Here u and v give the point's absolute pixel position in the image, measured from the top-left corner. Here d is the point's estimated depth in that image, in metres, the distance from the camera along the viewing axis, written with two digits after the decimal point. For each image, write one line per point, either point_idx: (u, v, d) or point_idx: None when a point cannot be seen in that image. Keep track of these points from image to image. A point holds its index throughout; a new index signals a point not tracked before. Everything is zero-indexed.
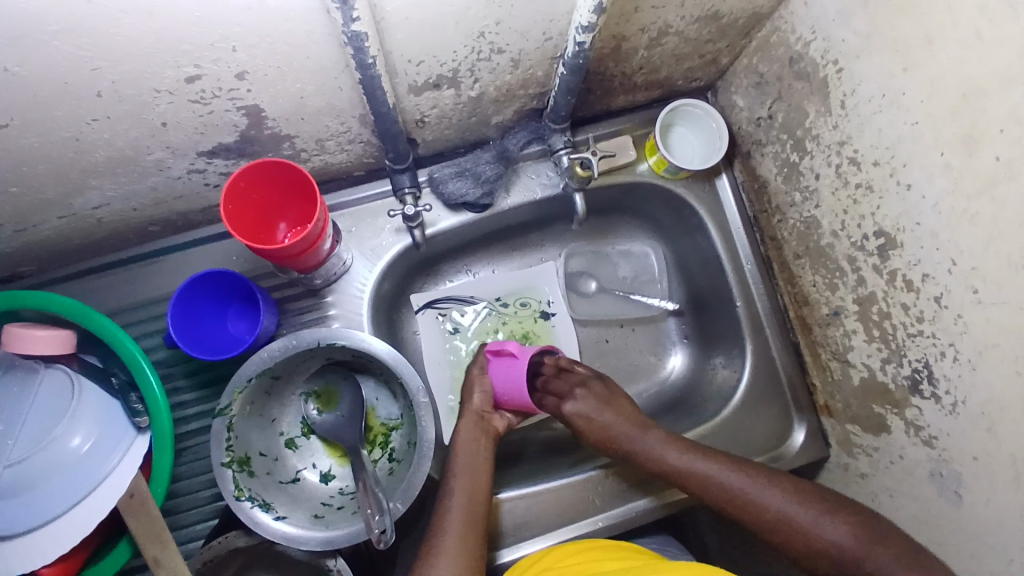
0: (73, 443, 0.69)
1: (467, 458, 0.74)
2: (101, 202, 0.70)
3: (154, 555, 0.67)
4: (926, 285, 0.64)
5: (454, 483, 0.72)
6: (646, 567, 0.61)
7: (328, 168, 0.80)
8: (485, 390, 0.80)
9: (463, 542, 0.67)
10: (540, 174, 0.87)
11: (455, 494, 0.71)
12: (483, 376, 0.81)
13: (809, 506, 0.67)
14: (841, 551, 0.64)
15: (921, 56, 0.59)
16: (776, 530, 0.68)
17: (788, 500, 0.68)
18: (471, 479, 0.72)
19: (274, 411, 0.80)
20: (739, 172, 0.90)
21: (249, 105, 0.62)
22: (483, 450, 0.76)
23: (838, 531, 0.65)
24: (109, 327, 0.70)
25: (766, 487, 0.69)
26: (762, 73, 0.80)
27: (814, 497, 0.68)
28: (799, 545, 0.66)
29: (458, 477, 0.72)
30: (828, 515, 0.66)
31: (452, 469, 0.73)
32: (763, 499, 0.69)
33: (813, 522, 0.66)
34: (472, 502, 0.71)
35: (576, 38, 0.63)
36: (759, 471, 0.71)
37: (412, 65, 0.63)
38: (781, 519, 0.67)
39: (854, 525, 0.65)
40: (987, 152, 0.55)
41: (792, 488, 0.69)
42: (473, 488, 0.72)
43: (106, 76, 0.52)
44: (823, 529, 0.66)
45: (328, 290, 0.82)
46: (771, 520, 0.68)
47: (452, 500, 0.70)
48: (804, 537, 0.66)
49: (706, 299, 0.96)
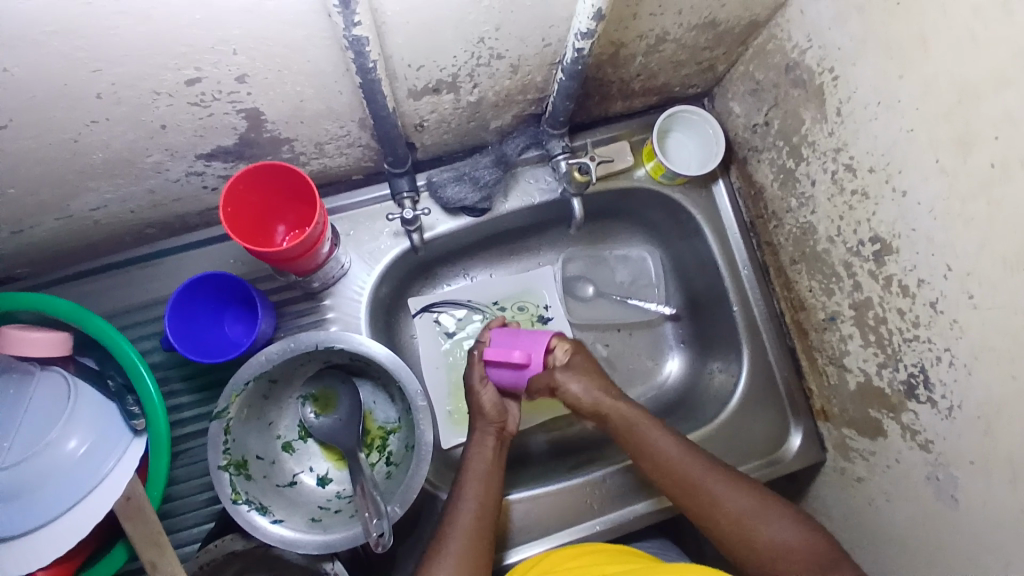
0: (69, 446, 0.69)
1: (480, 464, 0.73)
2: (99, 204, 0.70)
3: (151, 559, 0.68)
4: (921, 290, 0.65)
5: (466, 489, 0.72)
6: (643, 570, 0.62)
7: (326, 171, 0.80)
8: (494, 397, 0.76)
9: (473, 550, 0.67)
10: (538, 179, 0.88)
11: (467, 501, 0.71)
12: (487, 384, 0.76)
13: (772, 512, 0.69)
14: (795, 556, 0.66)
15: (916, 63, 0.60)
16: (734, 531, 0.69)
17: (754, 502, 0.69)
18: (483, 485, 0.72)
19: (272, 414, 0.80)
20: (736, 178, 0.91)
21: (248, 108, 0.62)
22: (497, 457, 0.75)
23: (796, 537, 0.67)
24: (107, 330, 0.70)
25: (734, 489, 0.71)
26: (758, 79, 0.80)
27: (778, 504, 0.70)
28: (756, 548, 0.67)
29: (471, 483, 0.72)
30: (786, 519, 0.68)
31: (464, 474, 0.73)
32: (728, 501, 0.70)
33: (773, 527, 0.68)
34: (484, 508, 0.70)
35: (575, 44, 0.64)
36: (728, 474, 0.72)
37: (411, 70, 0.63)
38: (743, 519, 0.69)
39: (812, 533, 0.67)
40: (981, 156, 0.56)
41: (757, 493, 0.71)
42: (485, 495, 0.71)
43: (106, 78, 0.52)
44: (780, 534, 0.67)
45: (326, 293, 0.82)
46: (731, 520, 0.69)
47: (465, 507, 0.70)
48: (762, 540, 0.67)
49: (702, 303, 0.96)
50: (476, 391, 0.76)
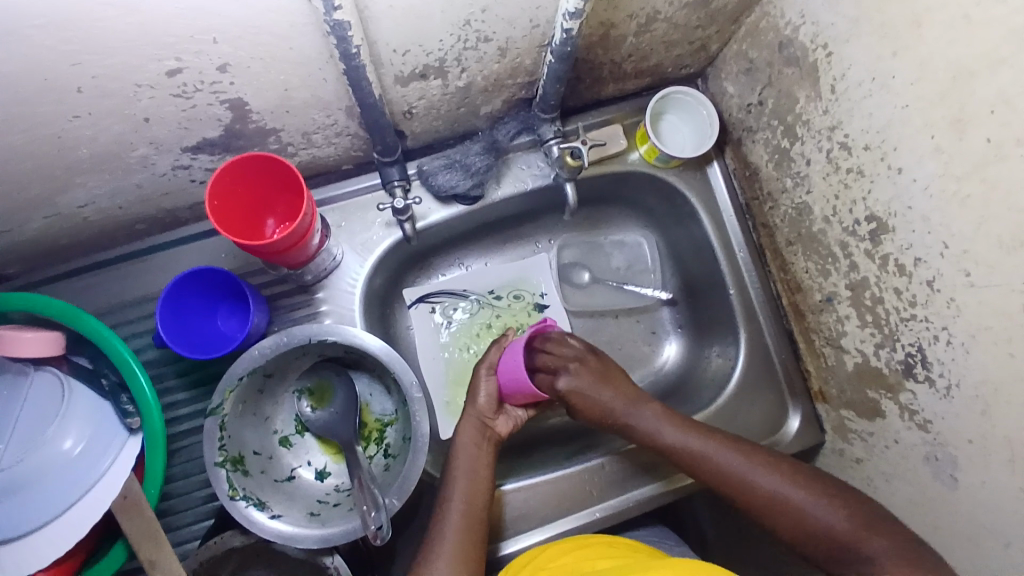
0: (65, 445, 0.69)
1: (468, 463, 0.72)
2: (87, 200, 0.69)
3: (149, 557, 0.67)
4: (918, 269, 0.64)
5: (453, 489, 0.71)
6: (643, 564, 0.61)
7: (316, 162, 0.79)
8: (491, 395, 0.76)
9: (463, 550, 0.67)
10: (531, 165, 0.87)
11: (453, 502, 0.70)
12: (490, 377, 0.77)
13: (807, 489, 0.66)
14: (833, 533, 0.63)
15: (909, 38, 0.58)
16: (769, 510, 0.66)
17: (785, 481, 0.66)
18: (469, 483, 0.71)
19: (268, 410, 0.80)
20: (730, 160, 0.90)
21: (232, 98, 0.61)
22: (487, 457, 0.73)
23: (833, 515, 0.63)
24: (98, 328, 0.70)
25: (763, 466, 0.68)
26: (751, 58, 0.79)
27: (814, 480, 0.66)
28: (793, 526, 0.65)
29: (457, 485, 0.71)
30: (823, 495, 0.65)
31: (453, 472, 0.72)
32: (758, 479, 0.67)
33: (810, 505, 0.64)
34: (471, 510, 0.69)
35: (563, 25, 0.62)
36: (757, 452, 0.69)
37: (397, 55, 0.62)
38: (774, 497, 0.66)
39: (852, 511, 0.63)
40: (976, 135, 0.55)
41: (791, 470, 0.67)
42: (473, 494, 0.71)
43: (86, 71, 0.51)
44: (816, 511, 0.64)
45: (319, 286, 0.82)
46: (764, 499, 0.66)
47: (451, 508, 0.69)
48: (796, 517, 0.64)
49: (699, 287, 0.96)
50: (479, 377, 0.77)
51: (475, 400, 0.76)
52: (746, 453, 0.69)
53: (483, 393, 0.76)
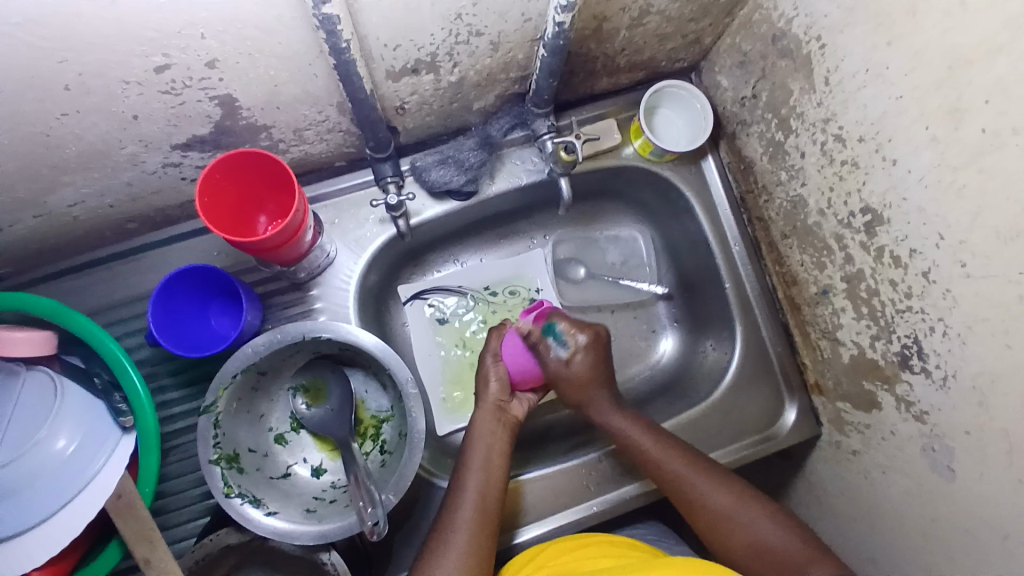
0: (57, 446, 0.68)
1: (481, 454, 0.72)
2: (77, 199, 0.68)
3: (144, 556, 0.67)
4: (914, 261, 0.64)
5: (467, 479, 0.71)
6: (640, 564, 0.61)
7: (308, 158, 0.78)
8: (502, 377, 0.77)
9: (474, 542, 0.66)
10: (525, 160, 0.86)
11: (469, 493, 0.69)
12: (498, 361, 0.78)
13: (756, 511, 0.69)
14: (774, 555, 0.66)
15: (903, 28, 0.58)
16: (716, 526, 0.69)
17: (737, 501, 0.70)
18: (484, 475, 0.71)
19: (263, 407, 0.79)
20: (725, 153, 0.90)
21: (221, 94, 0.60)
22: (502, 446, 0.74)
23: (778, 538, 0.66)
24: (90, 327, 0.69)
25: (720, 483, 0.71)
26: (745, 51, 0.79)
27: (765, 504, 0.70)
28: (737, 545, 0.68)
29: (471, 476, 0.71)
30: (772, 518, 0.68)
31: (467, 464, 0.72)
32: (713, 498, 0.70)
33: (760, 527, 0.68)
34: (484, 501, 0.69)
35: (555, 18, 0.62)
36: (715, 471, 0.73)
37: (388, 49, 0.61)
38: (726, 515, 0.69)
39: (799, 536, 0.67)
40: (972, 124, 0.55)
41: (744, 493, 0.70)
42: (486, 486, 0.70)
43: (72, 68, 0.50)
44: (762, 532, 0.67)
45: (313, 283, 0.81)
46: (712, 516, 0.70)
47: (466, 498, 0.69)
48: (743, 537, 0.68)
49: (695, 281, 0.96)
50: (486, 366, 0.78)
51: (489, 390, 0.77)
52: (708, 470, 0.73)
53: (491, 380, 0.77)
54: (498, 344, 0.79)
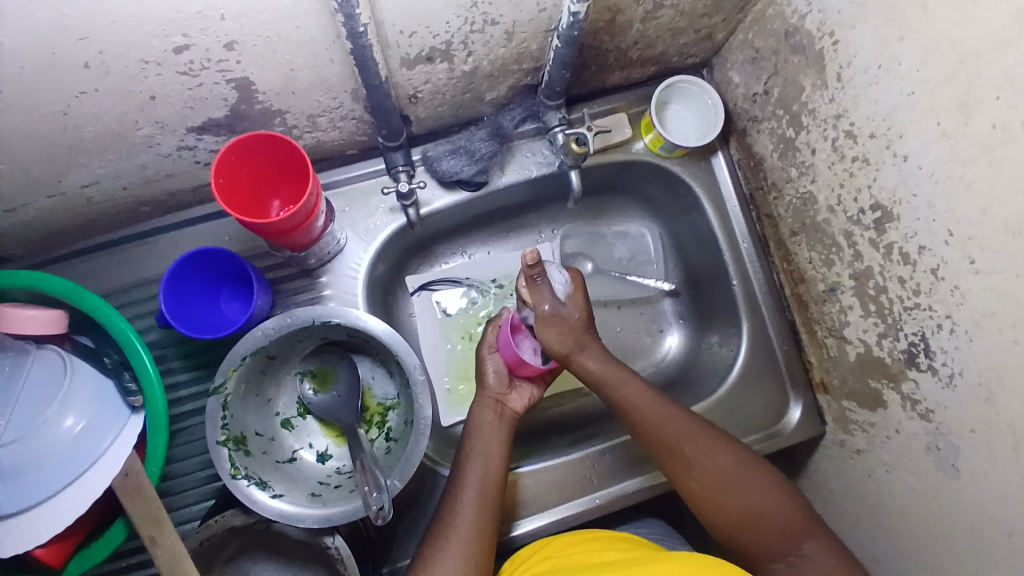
0: (66, 424, 0.69)
1: (481, 443, 0.72)
2: (91, 180, 0.69)
3: (150, 535, 0.66)
4: (922, 257, 0.64)
5: (467, 467, 0.71)
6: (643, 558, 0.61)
7: (320, 146, 0.79)
8: (496, 371, 0.78)
9: (474, 530, 0.66)
10: (535, 152, 0.87)
11: (468, 481, 0.69)
12: (494, 354, 0.79)
13: (757, 478, 0.68)
14: (771, 521, 0.66)
15: (916, 23, 0.58)
16: (713, 490, 0.68)
17: (739, 467, 0.69)
18: (483, 465, 0.71)
19: (270, 391, 0.80)
20: (735, 150, 0.90)
21: (238, 77, 0.61)
22: (502, 436, 0.74)
23: (776, 506, 0.66)
24: (101, 307, 0.70)
25: (724, 450, 0.70)
26: (757, 47, 0.79)
27: (764, 470, 0.69)
28: (731, 510, 0.67)
29: (471, 465, 0.71)
30: (773, 487, 0.68)
31: (467, 454, 0.72)
32: (711, 463, 0.69)
33: (759, 494, 0.67)
34: (485, 489, 0.69)
35: (570, 8, 0.63)
36: (716, 435, 0.71)
37: (404, 36, 0.62)
38: (724, 480, 0.68)
39: (796, 505, 0.67)
40: (982, 119, 0.55)
41: (747, 460, 0.70)
42: (486, 476, 0.70)
43: (93, 46, 0.51)
44: (761, 498, 0.67)
45: (323, 270, 0.82)
46: (710, 480, 0.69)
47: (466, 487, 0.69)
48: (742, 502, 0.67)
49: (702, 278, 0.96)
50: (483, 356, 0.79)
51: (491, 381, 0.77)
52: (710, 436, 0.71)
53: (488, 372, 0.78)
54: (495, 336, 0.79)
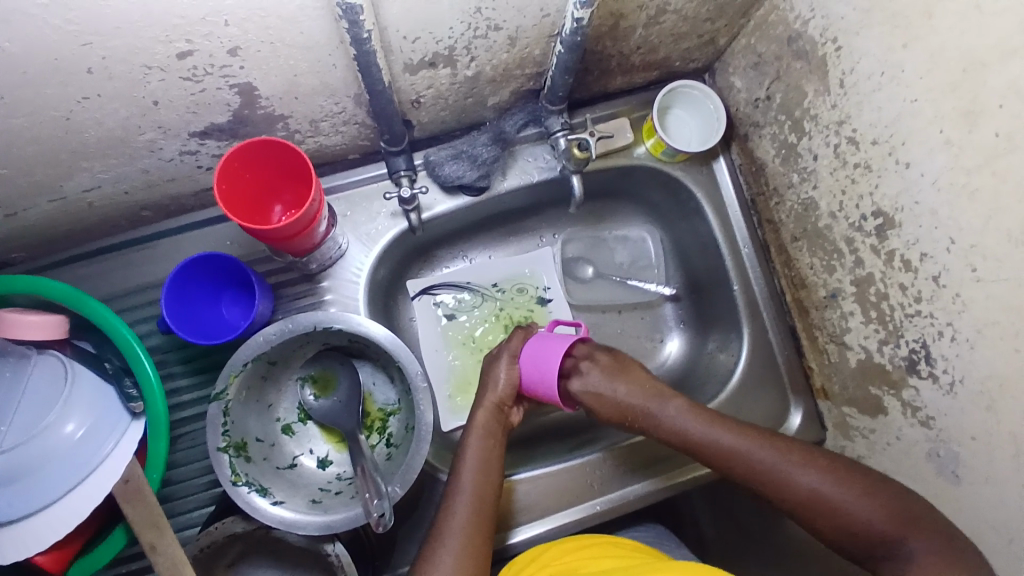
0: (66, 430, 0.68)
1: (477, 455, 0.72)
2: (92, 184, 0.69)
3: (150, 542, 0.66)
4: (924, 264, 0.64)
5: (463, 479, 0.70)
6: (644, 566, 0.60)
7: (322, 150, 0.79)
8: (510, 382, 0.77)
9: (468, 543, 0.65)
10: (537, 157, 0.87)
11: (463, 494, 0.69)
12: (512, 365, 0.77)
13: (843, 483, 0.62)
14: (867, 530, 0.60)
15: (921, 30, 0.58)
16: (806, 508, 0.63)
17: (822, 476, 0.63)
18: (479, 477, 0.70)
19: (271, 397, 0.80)
20: (737, 155, 0.90)
21: (241, 83, 0.60)
22: (496, 447, 0.73)
23: (872, 513, 0.60)
24: (102, 312, 0.69)
25: (803, 461, 0.64)
26: (760, 53, 0.79)
27: (847, 471, 0.63)
28: (824, 521, 0.62)
29: (467, 477, 0.70)
30: (864, 493, 0.61)
31: (463, 466, 0.71)
32: (793, 477, 0.64)
33: (851, 504, 0.61)
34: (480, 502, 0.68)
35: (574, 14, 0.62)
36: (787, 445, 0.66)
37: (407, 42, 0.62)
38: (811, 496, 0.62)
39: (886, 506, 0.60)
40: (987, 128, 0.55)
41: (829, 466, 0.63)
42: (482, 486, 0.70)
43: (96, 51, 0.51)
44: (852, 507, 0.61)
45: (324, 275, 0.81)
46: (801, 498, 0.63)
47: (461, 500, 0.68)
48: (836, 519, 0.61)
49: (703, 283, 0.96)
50: (500, 363, 0.78)
51: (494, 387, 0.76)
52: (783, 449, 0.66)
53: (496, 378, 0.77)
54: (519, 345, 0.79)
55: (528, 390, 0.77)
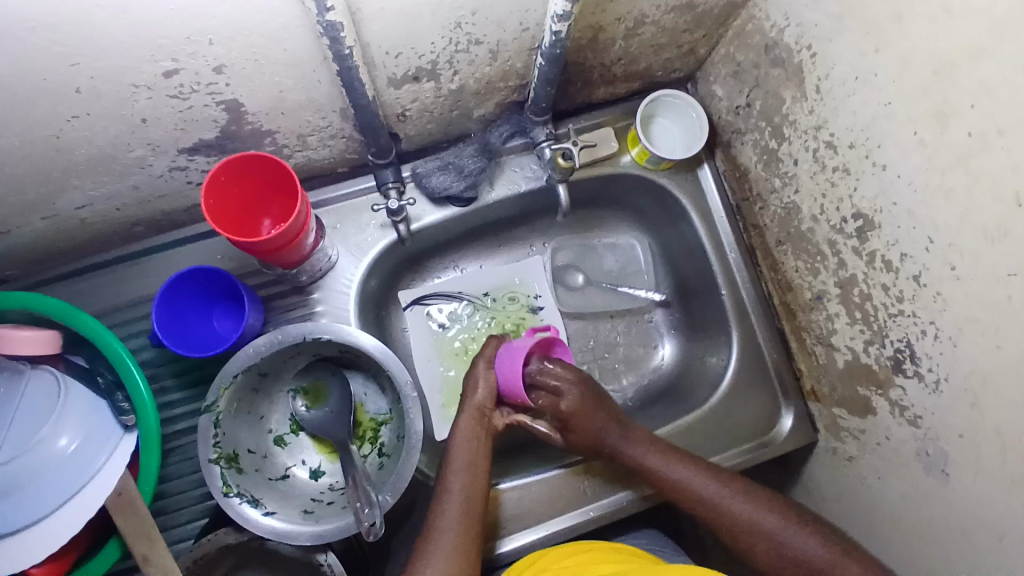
0: (59, 445, 0.68)
1: (465, 458, 0.73)
2: (85, 202, 0.70)
3: (143, 554, 0.68)
4: (904, 264, 0.65)
5: (451, 483, 0.71)
6: (643, 570, 0.61)
7: (311, 164, 0.80)
8: (490, 386, 0.78)
9: (458, 545, 0.66)
10: (523, 167, 0.88)
11: (452, 497, 0.69)
12: (489, 372, 0.78)
13: (779, 514, 0.69)
14: (805, 558, 0.65)
15: (891, 35, 0.60)
16: (741, 535, 0.69)
17: (759, 508, 0.69)
18: (467, 480, 0.71)
19: (263, 408, 0.80)
20: (721, 162, 0.91)
21: (227, 100, 0.62)
22: (483, 450, 0.74)
23: (801, 543, 0.66)
24: (95, 327, 0.70)
25: (741, 489, 0.71)
26: (738, 61, 0.81)
27: (786, 505, 0.70)
28: (764, 551, 0.67)
29: (455, 479, 0.71)
30: (793, 524, 0.67)
31: (450, 468, 0.72)
32: (733, 506, 0.70)
33: (784, 536, 0.67)
34: (470, 504, 0.69)
35: (552, 27, 0.64)
36: (732, 479, 0.72)
37: (390, 57, 0.63)
38: (749, 525, 0.69)
39: (820, 537, 0.66)
40: (959, 127, 0.56)
41: (766, 498, 0.70)
42: (470, 487, 0.71)
43: (85, 71, 0.52)
44: (785, 537, 0.67)
45: (314, 287, 0.83)
46: (738, 524, 0.69)
47: (450, 503, 0.69)
48: (770, 545, 0.67)
49: (692, 288, 0.97)
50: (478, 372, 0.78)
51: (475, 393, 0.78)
52: (723, 478, 0.72)
53: (476, 386, 0.78)
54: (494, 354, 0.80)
55: (506, 395, 0.79)
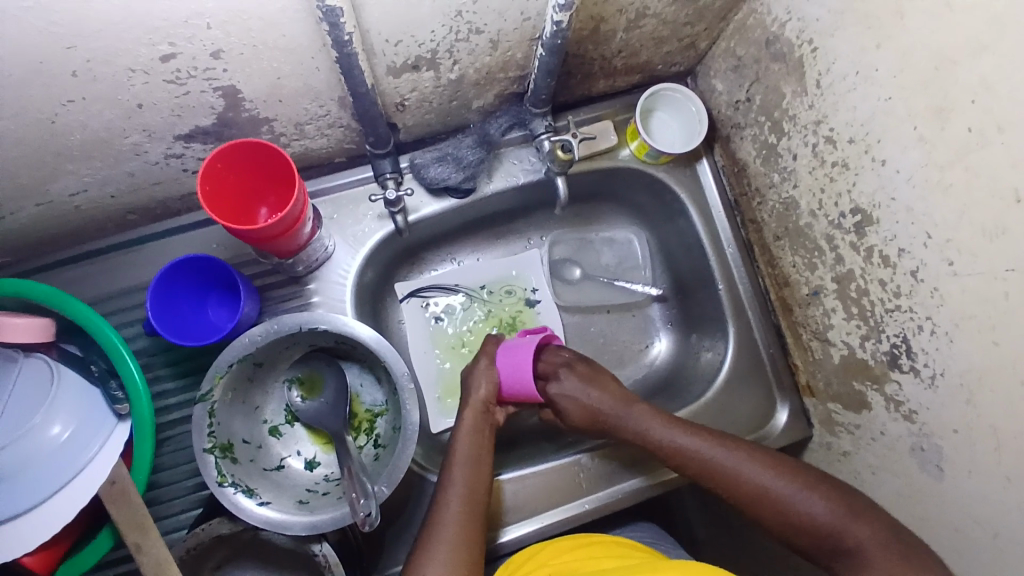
0: (52, 432, 0.68)
1: (468, 451, 0.73)
2: (79, 187, 0.69)
3: (135, 542, 0.65)
4: (902, 260, 0.65)
5: (455, 475, 0.70)
6: (646, 564, 0.61)
7: (308, 153, 0.79)
8: (491, 383, 0.78)
9: (461, 535, 0.66)
10: (522, 159, 0.88)
11: (455, 489, 0.69)
12: (489, 369, 0.79)
13: (790, 479, 0.67)
14: (816, 522, 0.65)
15: (891, 30, 0.60)
16: (753, 502, 0.68)
17: (766, 473, 0.68)
18: (470, 473, 0.71)
19: (258, 399, 0.80)
20: (719, 157, 0.91)
21: (225, 85, 0.61)
22: (485, 444, 0.74)
23: (816, 504, 0.65)
24: (88, 315, 0.69)
25: (749, 456, 0.70)
26: (739, 55, 0.80)
27: (798, 469, 0.68)
28: (777, 514, 0.66)
29: (458, 472, 0.71)
30: (804, 488, 0.66)
31: (453, 461, 0.72)
32: (743, 472, 0.69)
33: (789, 498, 0.66)
34: (474, 496, 0.69)
35: (554, 17, 0.64)
36: (741, 446, 0.71)
37: (390, 45, 0.63)
38: (760, 489, 0.68)
39: (834, 499, 0.65)
40: (958, 123, 0.56)
41: (774, 463, 0.69)
42: (474, 481, 0.70)
43: (81, 54, 0.52)
44: (797, 501, 0.66)
45: (310, 277, 0.82)
46: (748, 490, 0.68)
47: (453, 494, 0.69)
48: (781, 512, 0.66)
49: (689, 283, 0.97)
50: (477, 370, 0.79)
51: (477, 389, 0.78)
52: (733, 445, 0.71)
53: (477, 382, 0.78)
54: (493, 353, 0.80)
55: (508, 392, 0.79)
